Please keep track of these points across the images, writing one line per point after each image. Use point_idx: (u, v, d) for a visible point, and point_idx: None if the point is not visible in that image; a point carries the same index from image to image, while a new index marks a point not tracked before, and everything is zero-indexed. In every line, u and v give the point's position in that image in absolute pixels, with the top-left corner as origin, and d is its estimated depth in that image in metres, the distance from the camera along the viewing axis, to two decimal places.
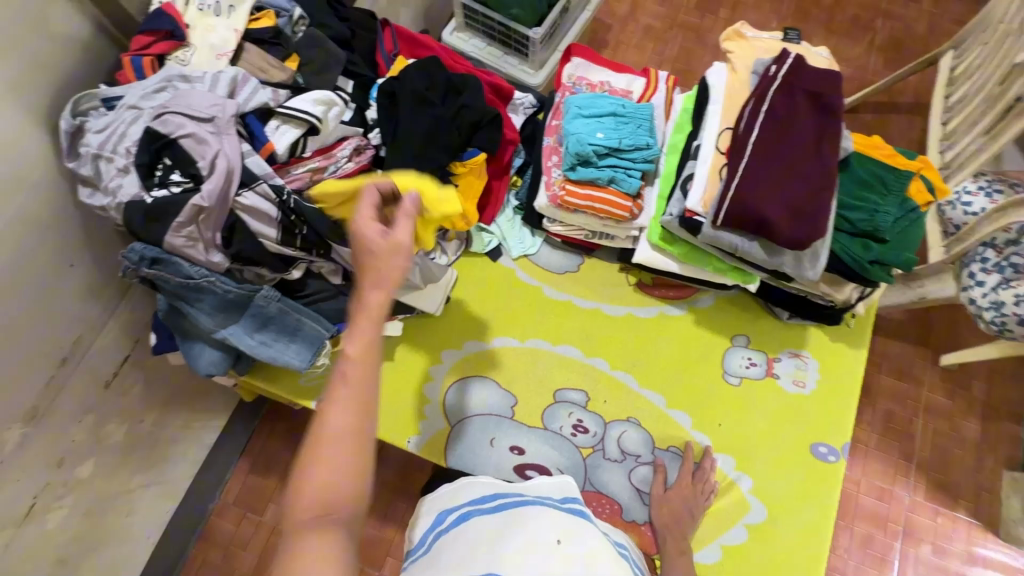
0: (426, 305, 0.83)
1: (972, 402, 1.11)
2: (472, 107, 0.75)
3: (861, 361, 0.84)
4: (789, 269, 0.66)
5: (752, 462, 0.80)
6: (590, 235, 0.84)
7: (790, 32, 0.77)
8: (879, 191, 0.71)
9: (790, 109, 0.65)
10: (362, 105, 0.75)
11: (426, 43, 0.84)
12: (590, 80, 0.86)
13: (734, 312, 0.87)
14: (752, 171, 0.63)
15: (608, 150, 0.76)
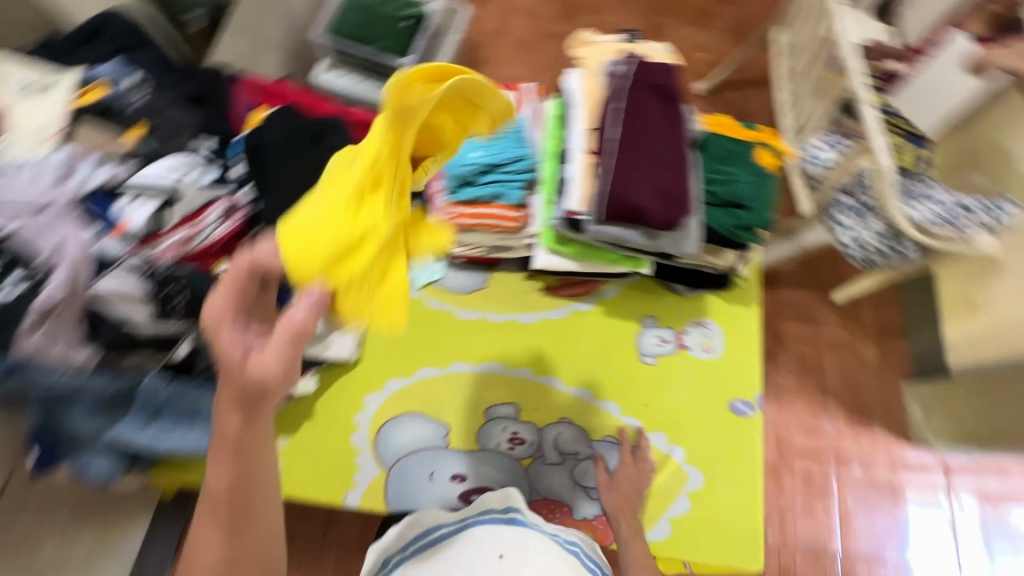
0: (336, 354, 0.80)
1: (868, 331, 1.33)
2: (343, 144, 0.72)
3: (755, 318, 0.91)
4: (669, 249, 0.71)
5: (681, 433, 0.85)
6: (487, 250, 0.85)
7: (629, 32, 0.83)
8: (733, 163, 0.78)
9: (641, 104, 0.69)
10: (226, 162, 0.70)
11: (287, 91, 0.83)
12: None
13: (638, 296, 0.91)
14: (618, 166, 0.67)
15: (487, 168, 0.79)
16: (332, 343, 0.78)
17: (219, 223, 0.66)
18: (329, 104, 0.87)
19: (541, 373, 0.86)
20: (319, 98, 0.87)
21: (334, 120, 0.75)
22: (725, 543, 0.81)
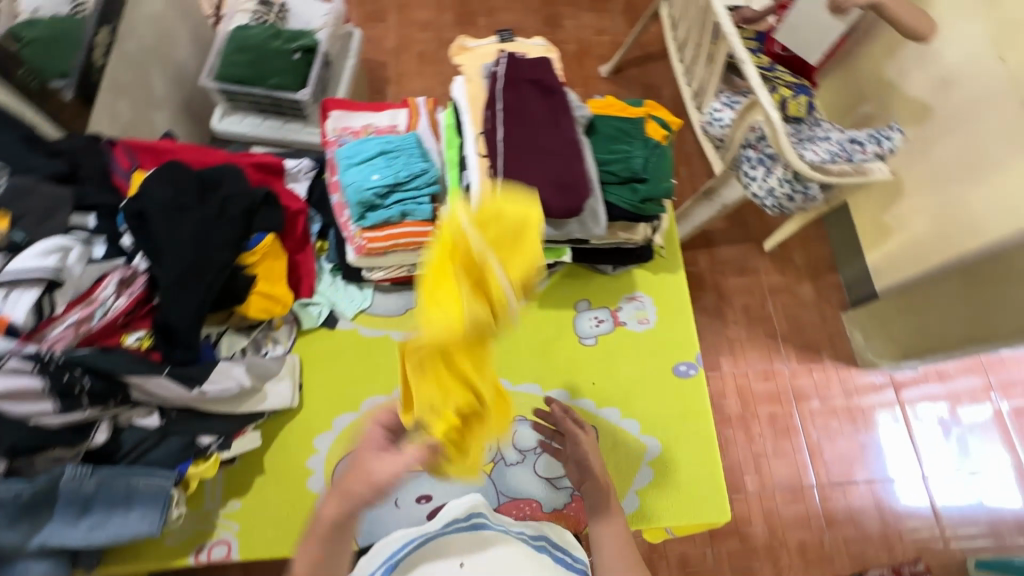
0: (277, 403, 0.77)
1: (800, 273, 1.70)
2: (235, 194, 0.74)
3: (682, 281, 0.95)
4: (579, 234, 0.73)
5: (634, 405, 0.88)
6: (411, 268, 0.87)
7: (502, 33, 0.86)
8: (624, 139, 0.81)
9: (520, 102, 0.71)
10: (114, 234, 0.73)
11: (168, 147, 0.81)
12: (354, 127, 0.91)
13: (567, 284, 0.94)
14: (510, 164, 0.68)
15: (389, 189, 0.79)
16: (267, 392, 0.77)
17: (116, 297, 0.68)
18: (217, 152, 0.85)
19: None
20: (205, 149, 0.85)
21: (224, 168, 0.77)
22: (693, 501, 0.84)
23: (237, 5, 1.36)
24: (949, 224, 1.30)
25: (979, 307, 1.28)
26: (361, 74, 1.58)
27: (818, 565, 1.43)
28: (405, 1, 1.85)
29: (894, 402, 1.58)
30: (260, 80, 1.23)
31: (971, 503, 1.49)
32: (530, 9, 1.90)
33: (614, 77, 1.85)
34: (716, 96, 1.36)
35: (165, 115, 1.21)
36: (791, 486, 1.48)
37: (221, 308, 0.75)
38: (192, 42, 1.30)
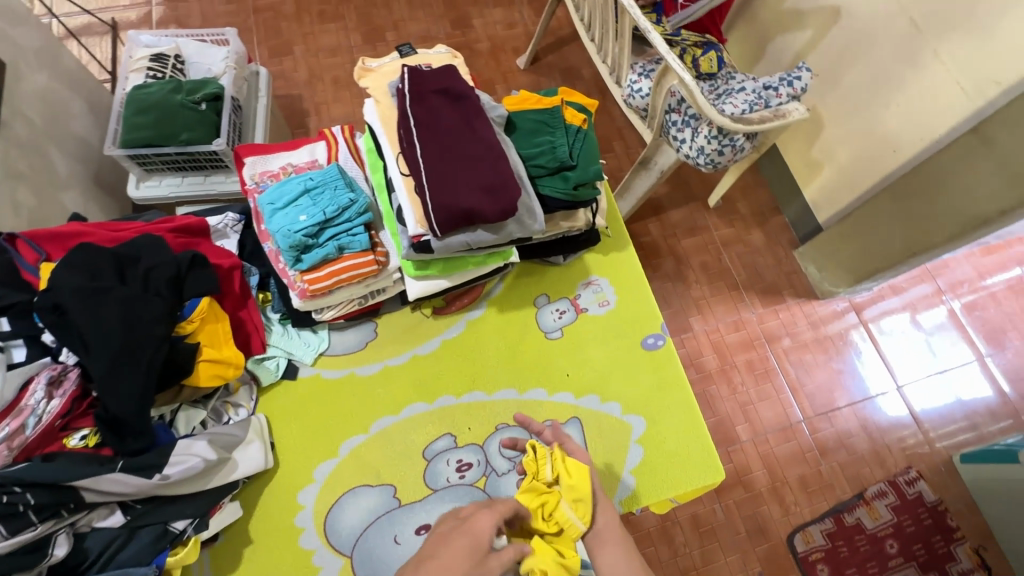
0: (251, 467, 0.74)
1: (746, 222, 1.74)
2: (158, 264, 0.70)
3: (633, 257, 0.97)
4: (519, 233, 0.72)
5: (611, 387, 0.89)
6: (363, 300, 0.85)
7: (402, 48, 0.85)
8: (547, 130, 0.81)
9: (432, 113, 0.70)
10: (35, 334, 0.69)
11: (74, 229, 0.75)
12: (274, 170, 0.88)
13: (522, 283, 0.94)
14: (434, 179, 0.67)
15: (320, 226, 0.76)
16: (238, 459, 0.74)
17: (48, 400, 0.63)
18: (130, 225, 0.80)
19: (462, 391, 0.86)
20: (116, 223, 0.79)
21: (139, 240, 0.72)
22: (685, 468, 0.85)
23: (128, 65, 1.30)
24: (874, 146, 1.37)
25: (911, 221, 1.33)
26: (276, 111, 1.54)
27: (821, 495, 1.47)
28: (309, 30, 1.81)
29: (858, 324, 1.64)
30: (170, 138, 1.17)
31: (945, 402, 1.57)
32: (435, 15, 1.88)
33: (532, 66, 1.86)
34: (632, 68, 1.39)
35: (74, 193, 1.14)
36: (780, 425, 1.53)
37: (168, 385, 0.70)
38: (88, 113, 1.24)
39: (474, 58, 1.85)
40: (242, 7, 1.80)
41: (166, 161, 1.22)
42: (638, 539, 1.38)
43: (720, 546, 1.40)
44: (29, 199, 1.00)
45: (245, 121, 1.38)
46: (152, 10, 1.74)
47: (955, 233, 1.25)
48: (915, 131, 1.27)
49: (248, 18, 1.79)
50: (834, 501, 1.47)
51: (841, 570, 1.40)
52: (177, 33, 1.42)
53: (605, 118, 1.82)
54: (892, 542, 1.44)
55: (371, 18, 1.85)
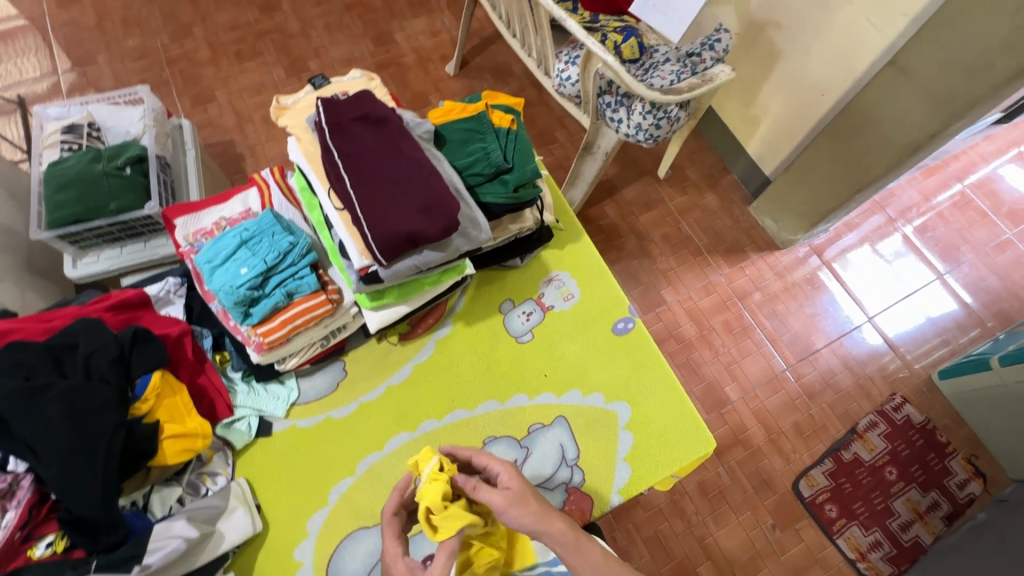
0: (238, 535, 0.72)
1: (699, 187, 1.77)
2: (98, 347, 0.67)
3: (588, 246, 0.97)
4: (466, 245, 0.71)
5: (590, 379, 0.88)
6: (325, 341, 0.82)
7: (316, 79, 0.83)
8: (477, 137, 0.80)
9: (356, 142, 0.69)
10: None
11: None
12: (207, 227, 0.84)
13: (484, 293, 0.93)
14: (370, 208, 0.66)
15: (264, 276, 0.74)
16: (223, 530, 0.71)
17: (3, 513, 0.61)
18: (61, 311, 0.75)
19: (442, 413, 0.85)
20: (45, 313, 0.75)
21: (74, 326, 0.69)
22: (676, 444, 0.85)
23: (40, 142, 1.23)
24: (805, 94, 1.42)
25: (849, 159, 1.37)
26: (209, 161, 1.49)
27: (817, 438, 1.51)
28: (228, 73, 1.75)
29: (821, 266, 1.68)
30: (99, 210, 1.12)
31: (916, 324, 1.62)
32: (356, 36, 1.85)
33: (462, 71, 1.84)
34: (557, 57, 1.38)
35: (6, 285, 1.09)
36: (766, 378, 1.56)
37: (133, 471, 0.67)
38: (6, 199, 1.18)
39: (403, 73, 1.82)
40: (155, 60, 1.74)
41: (100, 234, 1.17)
42: (651, 517, 1.39)
43: (731, 508, 1.42)
44: None
45: (175, 178, 1.32)
46: (60, 79, 1.67)
47: (893, 163, 1.29)
48: (838, 73, 1.32)
49: (163, 70, 1.73)
50: (830, 441, 1.50)
51: (849, 505, 1.44)
52: (86, 99, 1.35)
53: (543, 109, 1.82)
54: (890, 469, 1.48)
55: (291, 50, 1.81)
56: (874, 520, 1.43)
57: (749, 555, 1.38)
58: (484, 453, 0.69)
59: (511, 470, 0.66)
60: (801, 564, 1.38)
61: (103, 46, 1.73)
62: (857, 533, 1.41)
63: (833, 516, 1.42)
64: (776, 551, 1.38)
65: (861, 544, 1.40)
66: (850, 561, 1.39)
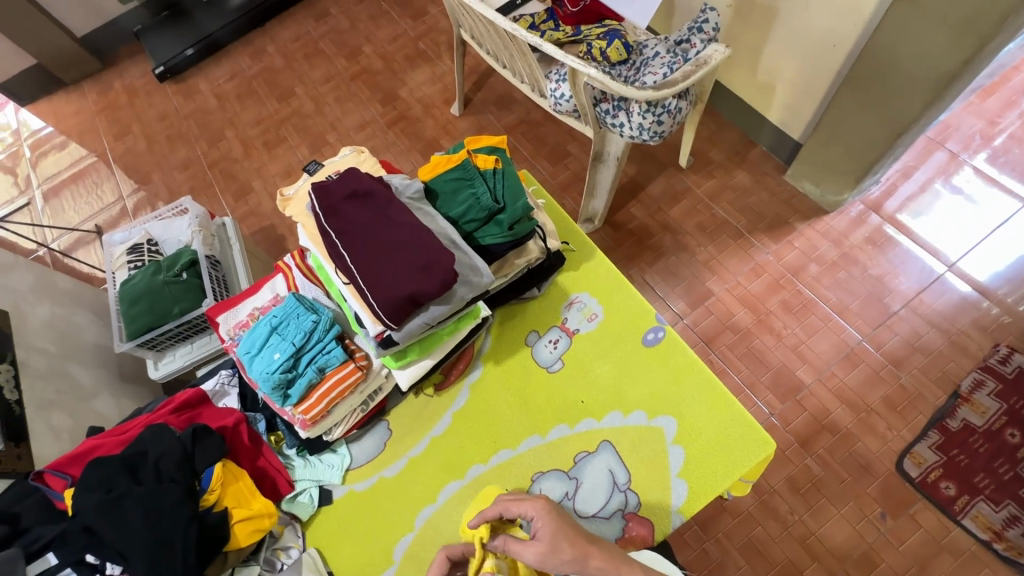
0: None
1: (725, 167, 1.69)
2: (164, 452, 0.74)
3: (603, 262, 0.97)
4: (470, 292, 0.73)
5: (629, 398, 0.86)
6: (364, 405, 0.86)
7: (310, 166, 0.89)
8: (466, 183, 0.82)
9: (349, 220, 0.73)
10: None
11: (88, 445, 0.79)
12: (244, 319, 0.92)
13: (508, 329, 0.94)
14: (370, 278, 0.69)
15: (295, 357, 0.79)
16: None
17: None
18: (133, 421, 0.84)
19: (487, 456, 0.86)
20: (121, 426, 0.83)
21: (142, 434, 0.76)
22: (731, 450, 0.81)
23: (112, 264, 1.40)
24: (815, 50, 1.35)
25: (879, 107, 1.26)
26: (255, 249, 1.61)
27: (914, 409, 1.36)
28: (259, 163, 1.90)
29: (883, 222, 1.54)
30: (166, 315, 1.25)
31: (1008, 262, 1.45)
32: (364, 101, 1.97)
33: (467, 109, 1.90)
34: (548, 77, 1.39)
35: (105, 396, 1.22)
36: (841, 354, 1.43)
37: (210, 560, 0.72)
38: (94, 319, 1.33)
39: (412, 124, 1.90)
40: (198, 168, 1.92)
41: (171, 336, 1.28)
42: (741, 523, 1.29)
43: (830, 501, 1.30)
44: (65, 421, 1.08)
45: (226, 271, 1.44)
46: (127, 202, 1.87)
47: (930, 100, 1.17)
48: (845, 21, 1.24)
49: (206, 174, 1.91)
50: (931, 411, 1.35)
51: (968, 480, 1.28)
52: (143, 219, 1.51)
53: (551, 127, 1.83)
54: (1011, 430, 1.31)
55: (309, 129, 1.95)
56: (1004, 492, 1.26)
57: (860, 551, 1.25)
58: (514, 501, 0.67)
59: (542, 511, 0.64)
60: (924, 554, 1.23)
61: (155, 165, 1.94)
62: (986, 509, 1.25)
63: (952, 495, 1.27)
64: (892, 542, 1.25)
65: (994, 522, 1.24)
66: (984, 544, 1.23)
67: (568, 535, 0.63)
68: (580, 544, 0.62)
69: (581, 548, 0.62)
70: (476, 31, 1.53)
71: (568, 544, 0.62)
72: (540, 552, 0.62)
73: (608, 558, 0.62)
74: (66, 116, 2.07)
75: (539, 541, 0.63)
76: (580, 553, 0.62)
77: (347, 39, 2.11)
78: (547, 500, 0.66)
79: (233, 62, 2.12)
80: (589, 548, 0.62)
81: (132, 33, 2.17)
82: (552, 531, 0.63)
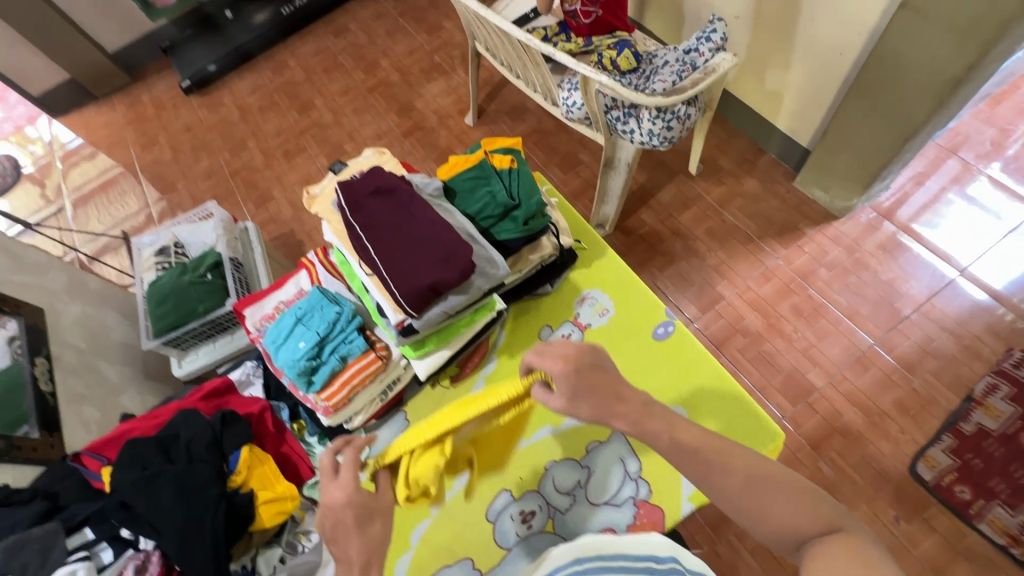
0: None
1: (734, 174, 1.72)
2: (195, 434, 0.79)
3: (614, 259, 1.00)
4: (485, 283, 0.77)
5: (640, 389, 0.88)
6: (384, 395, 0.89)
7: (335, 167, 0.95)
8: (483, 182, 0.86)
9: (371, 214, 0.77)
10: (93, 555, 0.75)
11: (122, 429, 0.86)
12: (270, 312, 0.97)
13: (522, 324, 0.97)
14: (391, 269, 0.73)
15: (319, 346, 0.83)
16: None
17: None
18: (167, 408, 0.90)
19: None
20: (154, 412, 0.90)
21: (176, 418, 0.81)
22: (742, 440, 0.82)
23: (141, 266, 1.44)
24: (821, 58, 1.38)
25: (884, 112, 1.29)
26: (274, 253, 1.65)
27: (927, 413, 1.35)
28: (281, 172, 1.97)
29: (897, 230, 1.55)
30: (191, 314, 1.29)
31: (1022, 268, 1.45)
32: (381, 112, 2.03)
33: (481, 119, 1.95)
34: (560, 86, 1.44)
35: (131, 393, 1.27)
36: (852, 358, 1.43)
37: (238, 537, 0.75)
38: (123, 319, 1.38)
39: (428, 134, 1.96)
40: (221, 176, 1.99)
41: (195, 334, 1.33)
42: None
43: (843, 504, 1.29)
44: (94, 414, 1.12)
45: (248, 273, 1.48)
46: (153, 210, 1.94)
47: (937, 104, 1.19)
48: (850, 30, 1.28)
49: (229, 182, 1.98)
50: (944, 415, 1.35)
51: (983, 484, 1.27)
52: (170, 223, 1.57)
53: (563, 136, 1.88)
54: None
55: (328, 138, 2.01)
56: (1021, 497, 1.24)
57: None
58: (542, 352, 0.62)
59: (565, 372, 0.59)
60: (939, 559, 1.22)
61: (180, 174, 2.02)
62: (1003, 514, 1.23)
63: (967, 499, 1.26)
64: (906, 547, 1.23)
65: (1010, 526, 1.22)
66: (1000, 549, 1.21)
67: (589, 394, 0.59)
68: (602, 407, 0.59)
69: (602, 412, 0.59)
70: (490, 43, 1.58)
71: (587, 406, 0.59)
72: (562, 406, 0.59)
73: (633, 422, 0.59)
74: (97, 128, 2.16)
75: (558, 396, 0.60)
76: (601, 415, 0.59)
77: (365, 53, 2.19)
78: (571, 361, 0.60)
79: (256, 76, 2.21)
80: (612, 411, 0.59)
81: (161, 48, 2.27)
82: (573, 386, 0.59)
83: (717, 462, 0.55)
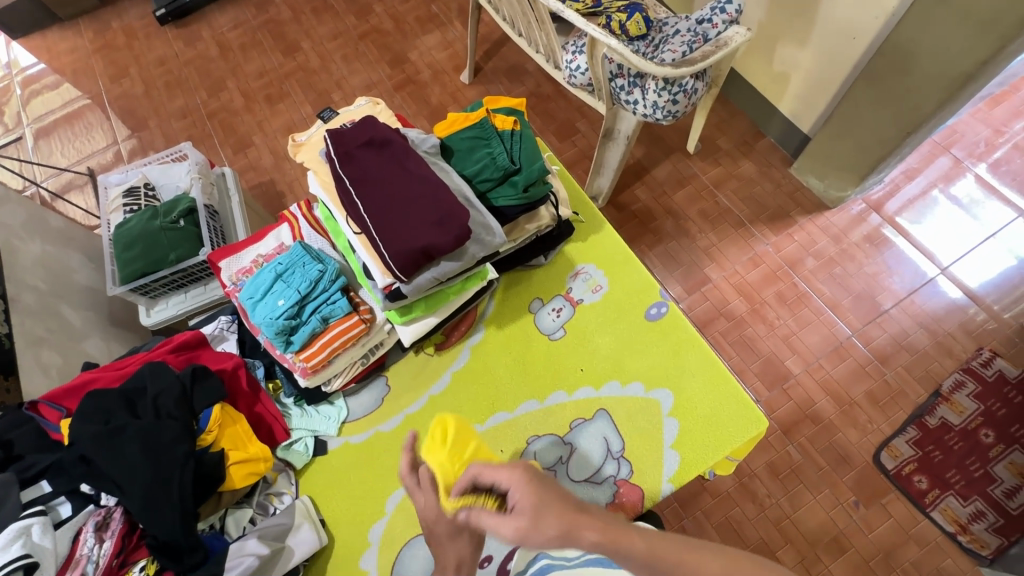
0: (307, 549, 0.76)
1: (732, 156, 1.69)
2: (163, 388, 0.74)
3: (611, 235, 0.97)
4: (481, 251, 0.73)
5: (628, 368, 0.88)
6: (365, 358, 0.86)
7: (323, 114, 0.89)
8: (483, 143, 0.81)
9: (362, 167, 0.72)
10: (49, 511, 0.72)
11: (83, 378, 0.80)
12: (247, 265, 0.92)
13: (512, 295, 0.94)
14: (382, 228, 0.69)
15: (299, 305, 0.79)
16: (292, 545, 0.75)
17: (100, 543, 0.68)
18: (134, 358, 0.85)
19: (485, 416, 0.86)
20: (118, 362, 0.84)
21: (144, 370, 0.77)
22: (726, 426, 0.82)
23: (106, 207, 1.34)
24: (834, 40, 1.34)
25: (893, 102, 1.26)
26: (252, 203, 1.57)
27: (895, 405, 1.39)
28: (262, 117, 1.85)
29: (882, 222, 1.56)
30: (162, 261, 1.21)
31: (1000, 270, 1.48)
32: (373, 62, 1.92)
33: (477, 78, 1.86)
34: (565, 48, 1.36)
35: (95, 339, 1.20)
36: (830, 347, 1.45)
37: (207, 497, 0.72)
38: (86, 262, 1.29)
39: (421, 89, 1.86)
40: (196, 117, 1.87)
41: (165, 284, 1.25)
42: (720, 503, 1.32)
43: (807, 487, 1.33)
44: (54, 358, 1.06)
45: (224, 223, 1.40)
46: (122, 146, 1.81)
47: (945, 98, 1.17)
48: (867, 13, 1.23)
49: (206, 124, 1.86)
50: (911, 407, 1.39)
51: (940, 475, 1.32)
52: (140, 163, 1.46)
53: (561, 103, 1.81)
54: (986, 431, 1.35)
55: (314, 85, 1.90)
56: (973, 488, 1.30)
57: (831, 536, 1.28)
58: (490, 466, 0.59)
59: (521, 482, 0.57)
60: (892, 542, 1.27)
61: (152, 110, 1.88)
62: (954, 503, 1.29)
63: (923, 488, 1.31)
64: (862, 530, 1.28)
65: (960, 515, 1.28)
66: (949, 536, 1.27)
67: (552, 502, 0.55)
68: (567, 516, 0.54)
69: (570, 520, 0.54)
70: None
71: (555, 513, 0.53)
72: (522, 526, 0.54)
73: (604, 530, 0.53)
74: (61, 54, 1.99)
75: (518, 513, 0.54)
76: (568, 528, 0.53)
77: None
78: (525, 470, 0.57)
79: (238, 11, 2.05)
80: (577, 517, 0.54)
81: None
82: (536, 498, 0.55)
83: (689, 563, 0.53)
